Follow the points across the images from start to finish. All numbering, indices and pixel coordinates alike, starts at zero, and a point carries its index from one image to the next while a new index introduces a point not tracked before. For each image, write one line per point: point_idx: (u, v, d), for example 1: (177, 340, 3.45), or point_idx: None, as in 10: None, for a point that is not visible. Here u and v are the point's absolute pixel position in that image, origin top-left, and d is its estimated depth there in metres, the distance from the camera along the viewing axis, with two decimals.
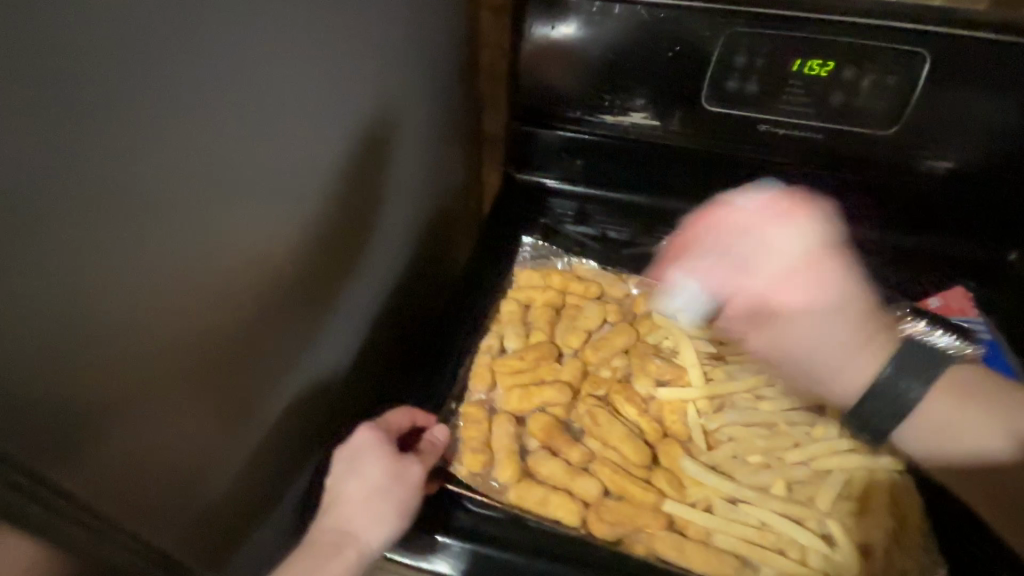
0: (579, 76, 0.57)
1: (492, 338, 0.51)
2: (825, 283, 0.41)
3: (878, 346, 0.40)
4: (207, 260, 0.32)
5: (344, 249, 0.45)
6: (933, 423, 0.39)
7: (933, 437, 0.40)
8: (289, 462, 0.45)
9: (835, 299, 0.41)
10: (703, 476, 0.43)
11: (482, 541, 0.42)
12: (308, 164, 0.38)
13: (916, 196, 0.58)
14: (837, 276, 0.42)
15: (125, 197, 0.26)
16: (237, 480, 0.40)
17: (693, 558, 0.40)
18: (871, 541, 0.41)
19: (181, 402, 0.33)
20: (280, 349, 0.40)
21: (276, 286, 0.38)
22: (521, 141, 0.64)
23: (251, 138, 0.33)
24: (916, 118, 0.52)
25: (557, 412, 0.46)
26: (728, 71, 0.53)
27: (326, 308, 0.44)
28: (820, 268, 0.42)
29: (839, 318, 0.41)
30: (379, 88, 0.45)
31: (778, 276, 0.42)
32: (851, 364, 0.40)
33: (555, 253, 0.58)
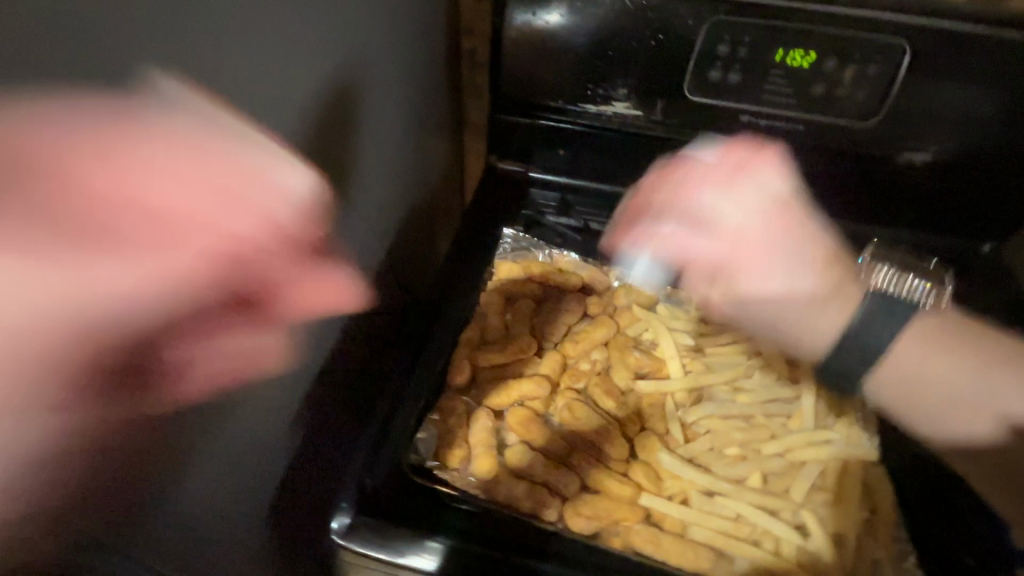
0: (562, 64, 0.56)
1: (470, 331, 0.50)
2: (784, 235, 0.48)
3: (836, 300, 0.46)
4: (175, 254, 0.29)
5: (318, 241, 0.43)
6: (905, 364, 0.45)
7: (905, 380, 0.45)
8: (254, 455, 0.44)
9: (789, 247, 0.47)
10: (681, 469, 0.43)
11: (456, 534, 0.41)
12: (280, 153, 0.36)
13: (898, 188, 0.58)
14: (794, 226, 0.48)
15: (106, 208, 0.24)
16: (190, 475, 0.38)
17: (669, 551, 0.40)
18: (844, 531, 0.41)
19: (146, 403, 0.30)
20: (260, 351, 0.38)
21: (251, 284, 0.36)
22: (504, 130, 0.63)
23: (227, 125, 0.31)
24: (897, 111, 0.53)
25: (536, 406, 0.46)
26: (711, 61, 0.53)
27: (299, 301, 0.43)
28: (785, 210, 0.48)
29: (789, 261, 0.47)
30: (356, 74, 0.44)
31: (734, 228, 0.47)
32: (822, 325, 0.46)
33: (535, 245, 0.56)
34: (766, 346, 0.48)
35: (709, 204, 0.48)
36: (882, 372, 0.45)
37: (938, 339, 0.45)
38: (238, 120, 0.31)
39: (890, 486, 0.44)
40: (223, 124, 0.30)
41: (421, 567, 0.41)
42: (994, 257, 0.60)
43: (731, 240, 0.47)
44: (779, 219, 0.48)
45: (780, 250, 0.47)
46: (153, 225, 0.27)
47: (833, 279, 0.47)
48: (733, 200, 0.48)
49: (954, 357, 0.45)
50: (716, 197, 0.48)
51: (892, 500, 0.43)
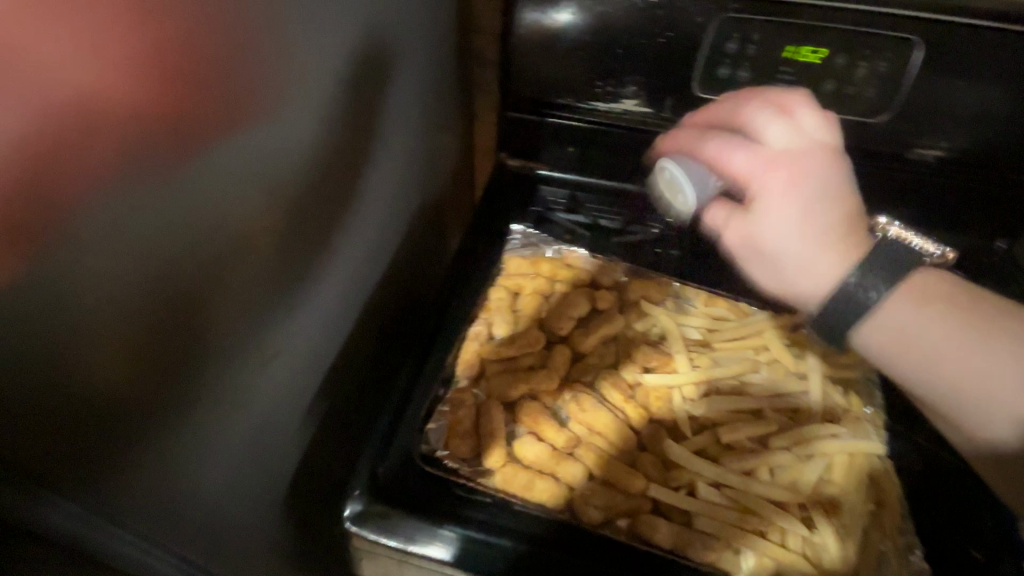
0: (572, 62, 0.57)
1: (480, 325, 0.50)
2: (808, 176, 0.39)
3: (846, 250, 0.39)
4: (155, 241, 0.29)
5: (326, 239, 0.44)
6: (896, 320, 0.38)
7: (898, 338, 0.38)
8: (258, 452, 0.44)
9: (814, 196, 0.39)
10: (689, 460, 0.43)
11: (467, 523, 0.42)
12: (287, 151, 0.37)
13: (910, 184, 0.58)
14: (829, 172, 0.39)
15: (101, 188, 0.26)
16: (184, 466, 0.38)
17: (676, 540, 0.41)
18: (851, 524, 0.41)
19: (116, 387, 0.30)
20: (243, 340, 0.38)
21: (239, 277, 0.36)
22: (514, 128, 0.64)
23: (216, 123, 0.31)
24: (908, 108, 0.52)
25: (545, 398, 0.46)
26: (719, 58, 0.53)
27: (304, 297, 0.43)
28: (817, 152, 0.40)
29: (808, 208, 0.39)
30: (369, 73, 0.45)
31: (751, 170, 0.39)
32: (820, 270, 0.39)
33: (544, 241, 0.57)
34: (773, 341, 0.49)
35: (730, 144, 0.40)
36: (870, 330, 0.39)
37: (945, 303, 0.38)
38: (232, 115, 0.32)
39: (897, 480, 0.44)
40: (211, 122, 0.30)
41: (432, 556, 0.42)
42: (1010, 255, 0.59)
43: (744, 182, 0.40)
44: (801, 164, 0.39)
45: (802, 199, 0.39)
46: (110, 199, 0.26)
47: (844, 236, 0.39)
48: (753, 141, 0.40)
49: (960, 314, 0.38)
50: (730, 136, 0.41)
51: (899, 494, 0.43)
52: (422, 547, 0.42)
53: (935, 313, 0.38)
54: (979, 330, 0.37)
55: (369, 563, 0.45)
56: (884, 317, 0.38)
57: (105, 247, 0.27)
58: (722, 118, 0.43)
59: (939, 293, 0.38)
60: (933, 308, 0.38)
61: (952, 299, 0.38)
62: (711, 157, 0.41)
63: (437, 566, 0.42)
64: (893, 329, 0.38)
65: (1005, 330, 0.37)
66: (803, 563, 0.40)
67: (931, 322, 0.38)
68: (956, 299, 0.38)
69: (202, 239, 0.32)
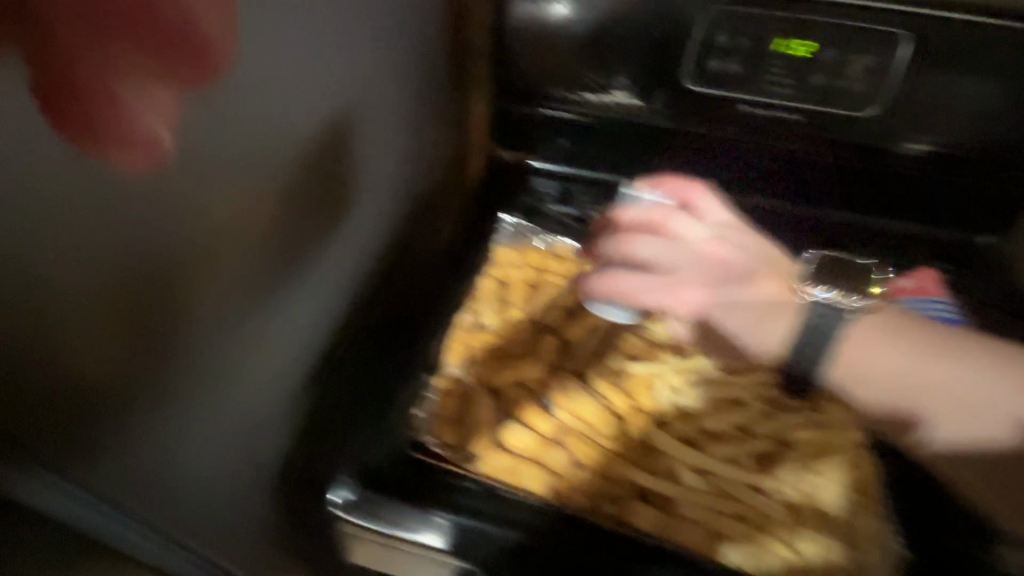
0: (565, 54, 0.57)
1: (467, 314, 0.51)
2: (734, 248, 0.46)
3: (780, 289, 0.43)
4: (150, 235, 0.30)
5: (316, 221, 0.43)
6: (857, 358, 0.40)
7: (858, 377, 0.40)
8: (248, 444, 0.44)
9: (748, 260, 0.45)
10: (671, 447, 0.44)
11: (454, 509, 0.43)
12: (266, 122, 0.34)
13: (897, 179, 0.59)
14: (746, 246, 0.47)
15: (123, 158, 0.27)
16: (169, 472, 0.39)
17: (658, 524, 0.41)
18: (831, 511, 0.42)
19: (121, 395, 0.33)
20: (227, 331, 0.38)
21: (219, 269, 0.35)
22: (506, 121, 0.65)
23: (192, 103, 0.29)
24: (897, 103, 0.53)
25: (532, 387, 0.46)
26: (709, 51, 0.53)
27: (296, 285, 0.43)
28: (736, 233, 0.47)
29: (742, 273, 0.44)
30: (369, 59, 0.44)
31: (683, 240, 0.46)
32: (768, 326, 0.42)
33: (533, 231, 0.58)
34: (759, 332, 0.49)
35: (665, 222, 0.47)
36: (833, 366, 0.41)
37: (902, 336, 0.40)
38: (212, 95, 0.30)
39: (877, 469, 0.45)
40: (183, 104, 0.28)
41: (420, 542, 0.42)
42: (996, 249, 0.60)
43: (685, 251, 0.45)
44: (734, 242, 0.46)
45: (732, 269, 0.44)
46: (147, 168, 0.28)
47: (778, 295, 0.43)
48: (695, 220, 0.47)
49: (935, 356, 0.39)
50: (674, 216, 0.47)
51: (881, 483, 0.44)
52: (412, 533, 0.42)
53: (895, 347, 0.40)
54: (930, 355, 0.40)
55: (358, 551, 0.46)
56: (847, 354, 0.41)
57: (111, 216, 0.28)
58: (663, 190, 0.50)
59: (895, 329, 0.40)
60: (894, 343, 0.40)
61: (906, 330, 0.41)
62: (650, 224, 0.47)
63: (424, 551, 0.43)
64: (854, 366, 0.40)
65: (956, 353, 0.40)
66: (782, 548, 0.40)
67: (888, 356, 0.40)
68: (912, 332, 0.41)
69: (174, 251, 0.32)
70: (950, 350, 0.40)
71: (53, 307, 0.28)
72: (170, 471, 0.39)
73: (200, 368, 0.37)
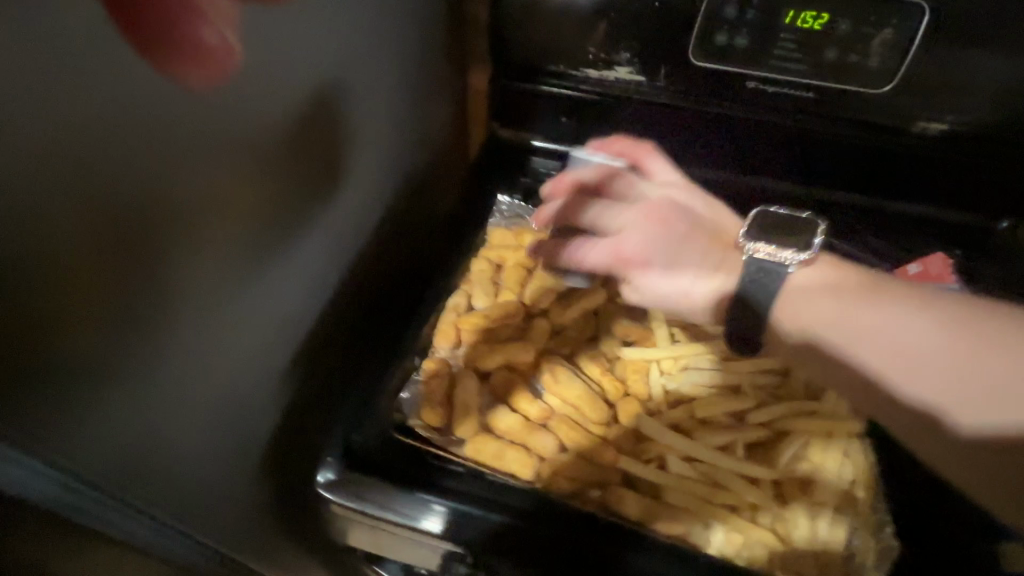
0: (564, 28, 0.55)
1: (459, 297, 0.50)
2: (680, 221, 0.47)
3: (723, 269, 0.45)
4: (133, 198, 0.31)
5: (286, 206, 0.43)
6: (805, 281, 0.42)
7: (807, 306, 0.41)
8: (223, 424, 0.44)
9: (687, 225, 0.47)
10: (661, 434, 0.43)
11: (442, 492, 0.42)
12: (237, 102, 0.35)
13: (914, 160, 0.56)
14: (696, 210, 0.48)
15: (94, 129, 0.28)
16: (154, 456, 0.39)
17: (646, 512, 0.40)
18: (825, 502, 0.41)
19: (99, 356, 0.32)
20: (201, 304, 0.38)
21: (194, 234, 0.35)
22: (506, 97, 0.62)
23: (155, 64, 0.29)
24: (914, 79, 0.50)
25: (522, 371, 0.46)
26: (717, 25, 0.50)
27: (266, 267, 0.43)
28: (693, 189, 0.49)
29: (693, 235, 0.46)
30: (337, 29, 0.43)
31: (625, 206, 0.48)
32: (701, 287, 0.45)
33: (530, 213, 0.57)
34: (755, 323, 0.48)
35: (618, 172, 0.51)
36: (783, 298, 0.43)
37: (840, 288, 0.42)
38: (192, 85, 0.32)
39: (875, 459, 0.43)
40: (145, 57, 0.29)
41: (411, 525, 0.42)
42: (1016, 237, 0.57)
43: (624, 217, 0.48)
44: (703, 202, 0.49)
45: (684, 234, 0.46)
46: (116, 142, 0.29)
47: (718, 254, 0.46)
48: (658, 172, 0.51)
49: (902, 309, 0.39)
50: (637, 177, 0.51)
51: (875, 473, 0.43)
52: (401, 515, 0.42)
53: (835, 297, 0.41)
54: (883, 301, 0.40)
55: (349, 533, 0.46)
56: (795, 281, 0.43)
57: (78, 189, 0.28)
58: (625, 151, 0.53)
59: (837, 281, 0.42)
60: (835, 293, 0.41)
61: (843, 283, 0.42)
62: (598, 184, 0.50)
63: (414, 533, 0.43)
64: (799, 293, 0.42)
65: (910, 306, 0.40)
66: (773, 539, 0.40)
67: (828, 308, 0.41)
68: (872, 282, 0.42)
69: (150, 219, 0.32)
70: (864, 299, 0.41)
71: (47, 265, 0.28)
72: (148, 445, 0.39)
73: (176, 345, 0.37)
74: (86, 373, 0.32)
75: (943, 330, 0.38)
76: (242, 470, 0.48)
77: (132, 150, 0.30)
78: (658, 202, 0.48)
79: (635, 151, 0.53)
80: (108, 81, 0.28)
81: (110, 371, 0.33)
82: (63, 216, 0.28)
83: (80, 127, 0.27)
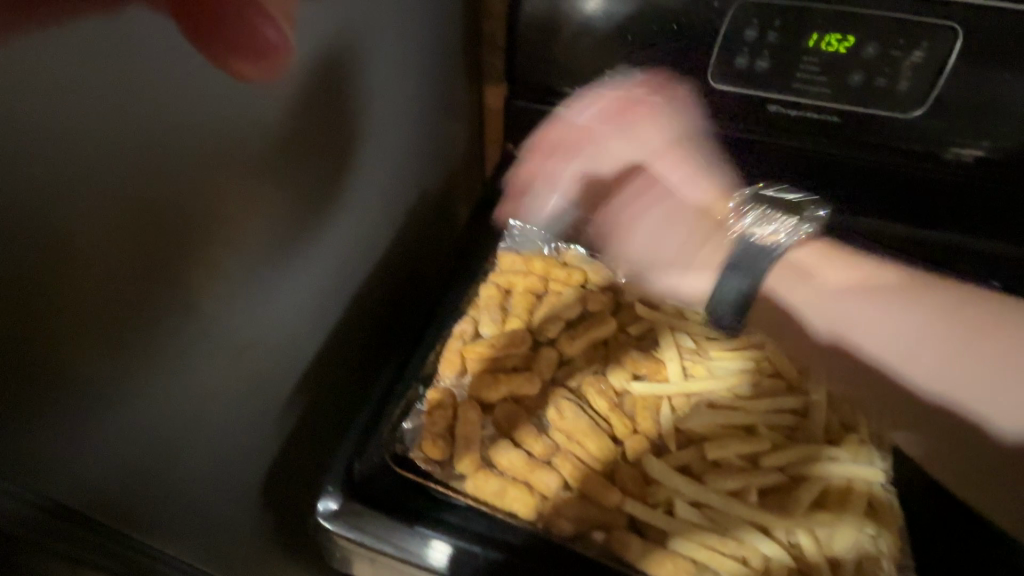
0: (578, 49, 0.53)
1: (466, 323, 0.49)
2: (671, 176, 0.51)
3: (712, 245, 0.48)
4: (146, 225, 0.32)
5: (295, 231, 0.44)
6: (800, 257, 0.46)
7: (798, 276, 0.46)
8: (228, 444, 0.45)
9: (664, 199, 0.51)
10: (669, 476, 0.41)
11: (445, 527, 0.42)
12: (244, 130, 0.36)
13: (962, 188, 0.52)
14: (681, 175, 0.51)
15: (105, 162, 0.29)
16: (157, 470, 0.41)
17: (651, 559, 0.39)
18: (845, 557, 0.39)
19: (103, 369, 0.33)
20: (206, 326, 0.39)
21: (204, 259, 0.36)
22: (519, 117, 0.60)
23: (164, 100, 0.30)
24: (947, 104, 0.47)
25: (527, 404, 0.45)
26: (736, 48, 0.49)
27: (276, 292, 0.44)
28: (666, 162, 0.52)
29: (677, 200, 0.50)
30: (346, 54, 0.43)
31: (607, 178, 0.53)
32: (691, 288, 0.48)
33: (542, 237, 0.55)
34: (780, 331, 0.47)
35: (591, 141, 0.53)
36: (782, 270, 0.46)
37: (828, 262, 0.46)
38: (201, 119, 0.33)
39: (899, 510, 0.41)
40: (144, 96, 0.29)
41: (408, 558, 0.41)
42: None
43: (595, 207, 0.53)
44: (678, 157, 0.52)
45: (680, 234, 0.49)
46: (130, 175, 0.30)
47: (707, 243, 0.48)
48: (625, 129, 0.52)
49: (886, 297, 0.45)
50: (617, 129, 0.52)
51: (899, 526, 0.40)
52: (405, 551, 0.41)
53: (822, 273, 0.46)
54: (866, 275, 0.46)
55: (352, 563, 0.45)
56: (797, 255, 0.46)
57: (92, 215, 0.29)
58: (610, 108, 0.52)
59: (823, 256, 0.46)
60: (822, 268, 0.46)
61: (831, 260, 0.46)
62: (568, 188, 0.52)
63: (410, 565, 0.41)
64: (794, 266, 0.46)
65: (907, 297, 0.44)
66: None
67: (817, 287, 0.46)
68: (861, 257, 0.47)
69: (159, 244, 0.33)
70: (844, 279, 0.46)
71: (66, 282, 0.30)
72: (150, 461, 0.40)
73: (182, 365, 0.38)
74: (93, 387, 0.33)
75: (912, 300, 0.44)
76: (245, 489, 0.49)
77: (150, 185, 0.31)
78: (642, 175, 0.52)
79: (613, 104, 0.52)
80: (127, 119, 0.29)
81: (114, 387, 0.35)
82: (78, 241, 0.29)
83: (86, 161, 0.28)
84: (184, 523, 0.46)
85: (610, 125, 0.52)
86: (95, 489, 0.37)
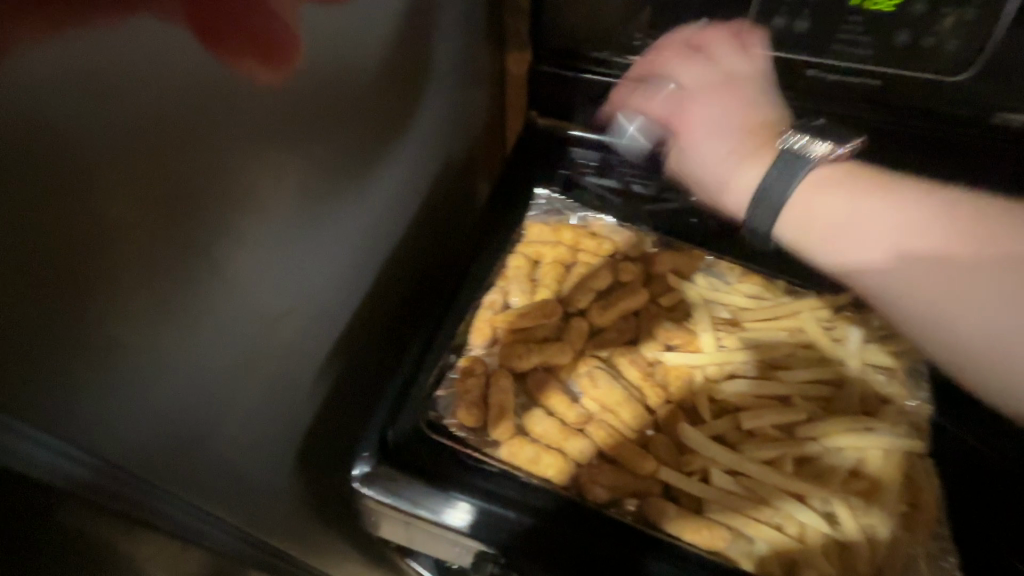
0: (608, 11, 0.51)
1: (496, 293, 0.49)
2: (738, 106, 0.50)
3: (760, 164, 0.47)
4: (173, 198, 0.31)
5: (322, 201, 0.43)
6: (810, 204, 0.45)
7: (807, 216, 0.45)
8: (256, 415, 0.45)
9: (729, 125, 0.49)
10: (705, 445, 0.41)
11: (476, 493, 0.42)
12: (263, 97, 0.34)
13: (1007, 157, 0.50)
14: (750, 100, 0.50)
15: (126, 136, 0.28)
16: (192, 441, 0.41)
17: (686, 529, 0.39)
18: (884, 528, 0.39)
19: (134, 334, 0.33)
20: (236, 296, 0.38)
21: (231, 230, 0.36)
22: (545, 85, 0.58)
23: (177, 67, 0.29)
24: (1006, 67, 0.44)
25: (558, 373, 0.44)
26: (774, 7, 0.46)
27: (303, 261, 0.43)
28: (735, 89, 0.50)
29: (725, 131, 0.49)
30: (366, 13, 0.40)
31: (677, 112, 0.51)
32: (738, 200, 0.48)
33: (569, 206, 0.54)
34: (805, 304, 0.47)
35: (671, 73, 0.51)
36: (799, 221, 0.45)
37: (845, 185, 0.44)
38: (216, 90, 0.31)
39: (937, 483, 0.41)
40: (159, 66, 0.28)
41: (442, 520, 0.42)
42: None
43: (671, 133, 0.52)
44: (736, 88, 0.50)
45: (726, 118, 0.50)
46: (153, 146, 0.29)
47: (752, 146, 0.48)
48: (673, 85, 0.51)
49: (887, 208, 0.43)
50: (686, 54, 0.50)
51: (937, 499, 0.40)
52: (437, 514, 0.42)
53: (841, 193, 0.44)
54: (875, 197, 0.43)
55: (382, 527, 0.46)
56: (795, 203, 0.45)
57: (119, 190, 0.28)
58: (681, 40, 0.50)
59: (840, 176, 0.44)
60: (840, 189, 0.44)
61: (850, 182, 0.44)
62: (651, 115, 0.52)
63: (444, 528, 0.42)
64: (798, 210, 0.45)
65: (886, 198, 0.43)
66: (827, 567, 0.38)
67: (834, 204, 0.44)
68: (848, 180, 0.44)
69: (186, 216, 0.32)
70: (850, 198, 0.44)
71: (101, 261, 0.29)
72: (186, 433, 0.40)
73: (213, 336, 0.38)
74: (129, 362, 0.33)
75: (902, 258, 0.42)
76: (277, 454, 0.50)
77: (175, 157, 0.30)
78: (695, 108, 0.50)
79: (647, 63, 0.52)
80: (144, 88, 0.27)
81: (150, 361, 0.35)
82: (106, 218, 0.28)
83: (105, 134, 0.27)
84: (219, 489, 0.47)
85: (691, 53, 0.50)
86: (130, 462, 0.37)
